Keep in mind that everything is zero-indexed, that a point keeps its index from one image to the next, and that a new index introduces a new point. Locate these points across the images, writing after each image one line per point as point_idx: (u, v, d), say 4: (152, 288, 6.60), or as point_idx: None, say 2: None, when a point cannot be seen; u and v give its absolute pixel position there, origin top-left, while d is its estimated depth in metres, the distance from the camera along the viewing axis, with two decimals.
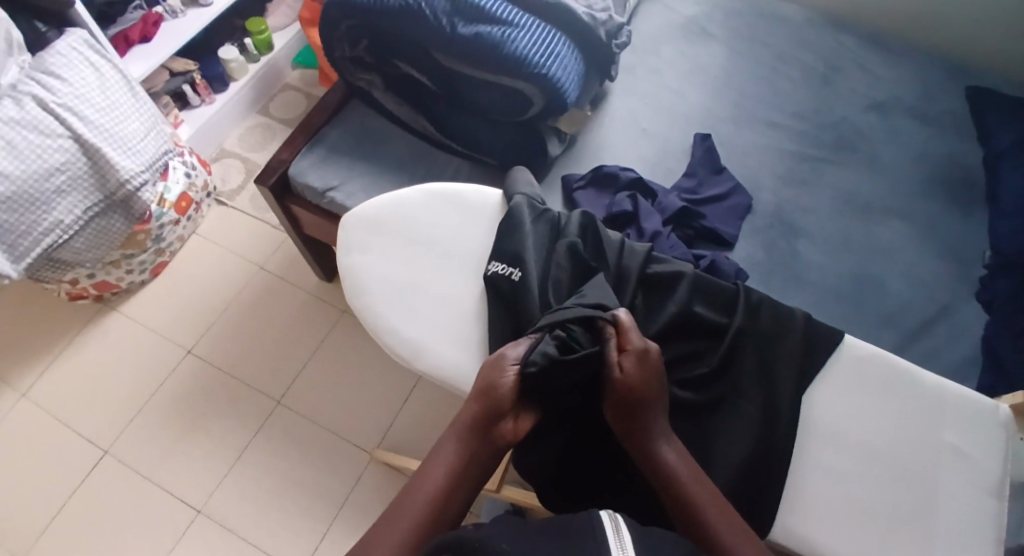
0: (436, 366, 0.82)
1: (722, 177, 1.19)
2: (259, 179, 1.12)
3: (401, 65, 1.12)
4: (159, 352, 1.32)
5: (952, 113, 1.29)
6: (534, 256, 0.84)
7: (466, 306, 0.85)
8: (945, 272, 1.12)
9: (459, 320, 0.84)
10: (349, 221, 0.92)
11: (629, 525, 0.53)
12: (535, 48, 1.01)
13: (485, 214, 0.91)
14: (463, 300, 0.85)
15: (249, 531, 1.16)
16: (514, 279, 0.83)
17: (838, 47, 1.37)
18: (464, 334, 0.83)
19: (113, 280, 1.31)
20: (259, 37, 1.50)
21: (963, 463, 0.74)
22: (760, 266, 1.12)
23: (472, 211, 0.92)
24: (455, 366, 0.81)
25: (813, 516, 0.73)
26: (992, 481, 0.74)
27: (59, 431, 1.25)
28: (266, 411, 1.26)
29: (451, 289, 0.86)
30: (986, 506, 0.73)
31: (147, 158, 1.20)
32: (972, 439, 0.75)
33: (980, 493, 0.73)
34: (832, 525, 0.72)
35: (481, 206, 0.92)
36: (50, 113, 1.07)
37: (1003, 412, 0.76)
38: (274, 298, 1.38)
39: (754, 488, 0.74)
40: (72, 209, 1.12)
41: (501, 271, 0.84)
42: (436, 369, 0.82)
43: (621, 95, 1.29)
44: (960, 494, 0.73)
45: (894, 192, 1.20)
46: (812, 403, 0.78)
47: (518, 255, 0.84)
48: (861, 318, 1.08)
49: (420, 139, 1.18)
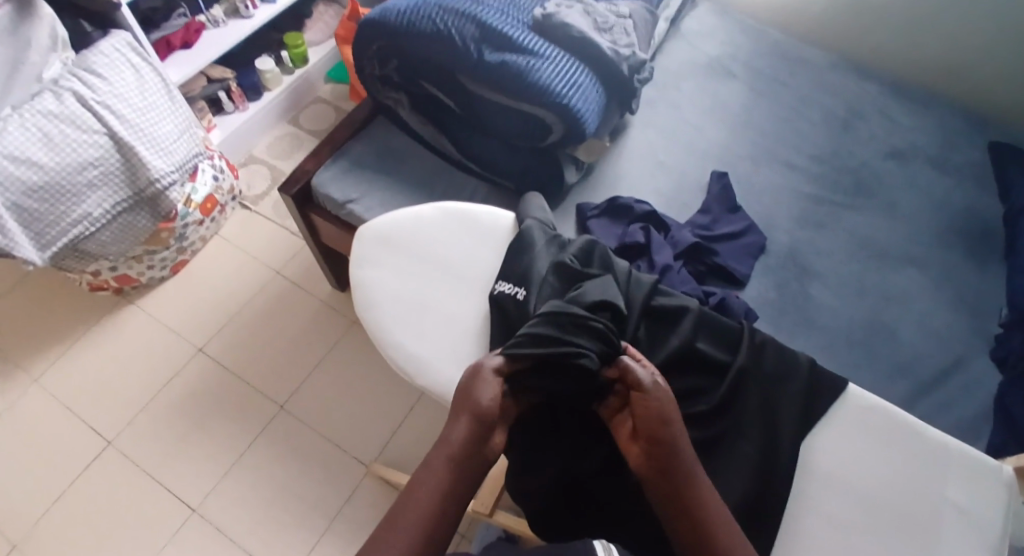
0: (436, 382, 0.83)
1: (738, 215, 1.19)
2: (282, 189, 1.15)
3: (426, 86, 1.15)
4: (171, 348, 1.34)
5: (974, 167, 1.28)
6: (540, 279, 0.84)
7: (470, 325, 0.86)
8: (960, 326, 1.11)
9: (462, 339, 0.85)
10: (362, 234, 0.94)
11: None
12: (559, 78, 1.03)
13: (496, 236, 0.93)
14: (468, 319, 0.86)
15: (241, 533, 1.17)
16: (519, 299, 0.84)
17: (862, 94, 1.38)
18: (466, 352, 0.84)
19: (134, 274, 1.34)
20: (295, 51, 1.56)
21: (963, 520, 0.73)
22: (771, 306, 1.11)
23: (484, 233, 0.93)
24: (455, 384, 0.82)
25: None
26: (992, 540, 0.72)
27: (67, 418, 1.27)
28: (269, 414, 1.28)
29: (457, 307, 0.87)
30: None
31: (178, 160, 1.23)
32: (974, 497, 0.74)
33: (979, 551, 0.71)
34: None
35: (492, 228, 0.94)
36: (88, 110, 1.11)
37: (1005, 471, 0.75)
38: (286, 303, 1.40)
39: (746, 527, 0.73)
40: (101, 204, 1.16)
41: (507, 291, 0.85)
42: (436, 385, 0.83)
43: (641, 129, 1.30)
44: (959, 552, 0.71)
45: (911, 242, 1.19)
46: (810, 448, 0.76)
47: (524, 276, 0.85)
48: (869, 366, 1.07)
49: (441, 158, 1.21)
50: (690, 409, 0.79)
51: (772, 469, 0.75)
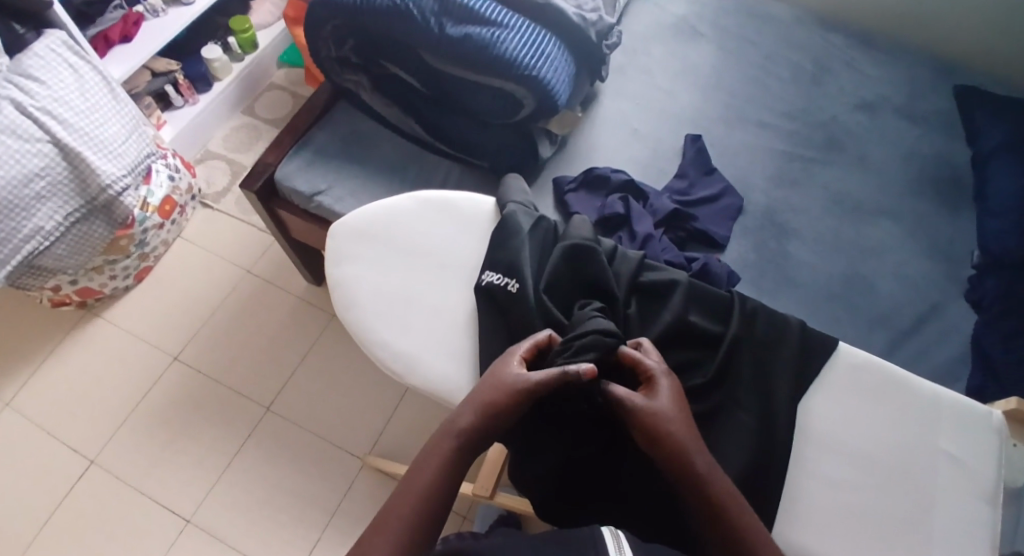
0: (429, 379, 0.81)
1: (714, 178, 1.19)
2: (245, 183, 1.10)
3: (388, 66, 1.10)
4: (146, 358, 1.30)
5: (940, 113, 1.29)
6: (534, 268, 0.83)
7: (459, 317, 0.84)
8: (936, 271, 1.13)
9: (451, 333, 0.83)
10: (337, 231, 0.90)
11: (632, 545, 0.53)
12: (526, 49, 1.00)
13: (478, 223, 0.90)
14: (456, 311, 0.84)
15: (239, 540, 1.15)
16: (510, 289, 0.81)
17: (826, 46, 1.37)
18: (457, 346, 0.82)
19: (97, 285, 1.28)
20: (243, 36, 1.48)
21: (957, 469, 0.74)
22: (752, 268, 1.12)
23: (465, 220, 0.90)
24: (449, 380, 0.80)
25: (810, 523, 0.72)
26: (986, 486, 0.74)
27: (43, 440, 1.22)
28: (255, 418, 1.25)
29: (445, 300, 0.85)
30: (980, 512, 0.73)
31: (129, 163, 1.17)
32: (966, 445, 0.75)
33: (974, 499, 0.73)
34: (827, 527, 0.72)
35: (473, 215, 0.91)
36: (28, 117, 1.04)
37: (996, 418, 0.76)
38: (262, 302, 1.36)
39: (753, 498, 0.73)
40: (52, 215, 1.09)
41: (496, 280, 0.82)
42: (429, 382, 0.81)
43: (611, 96, 1.28)
44: (955, 501, 0.73)
45: (883, 192, 1.20)
46: (809, 411, 0.77)
47: (510, 264, 0.83)
48: (852, 319, 1.08)
49: (409, 141, 1.16)
50: (689, 383, 0.78)
51: (769, 433, 0.75)
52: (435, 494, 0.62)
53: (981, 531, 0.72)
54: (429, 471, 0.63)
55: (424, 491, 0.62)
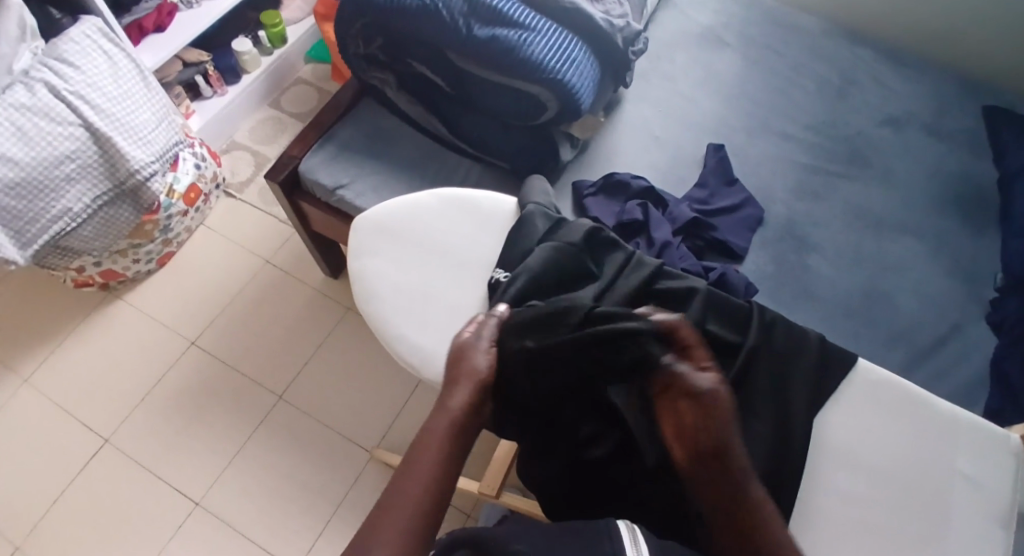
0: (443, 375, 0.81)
1: (734, 188, 1.19)
2: (269, 174, 1.12)
3: (414, 64, 1.11)
4: (163, 343, 1.31)
5: (968, 132, 1.28)
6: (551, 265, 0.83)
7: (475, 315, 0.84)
8: (956, 292, 1.12)
9: None
10: (358, 224, 0.91)
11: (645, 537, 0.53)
12: (551, 52, 1.01)
13: (497, 222, 0.91)
14: (473, 309, 0.85)
15: (246, 526, 1.16)
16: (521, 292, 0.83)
17: (854, 60, 1.36)
18: None
19: (120, 269, 1.30)
20: (273, 30, 1.50)
21: (974, 490, 0.73)
22: (770, 280, 1.11)
23: (485, 219, 0.91)
24: None
25: (819, 537, 0.71)
26: (1002, 510, 0.72)
27: (60, 418, 1.25)
28: (267, 406, 1.26)
29: (461, 297, 0.85)
30: (996, 536, 0.71)
31: (157, 149, 1.19)
32: (983, 467, 0.74)
33: (990, 522, 0.72)
34: (838, 542, 0.71)
35: (493, 214, 0.91)
36: (62, 100, 1.07)
37: (1013, 441, 0.75)
38: (279, 292, 1.37)
39: None
40: (81, 198, 1.11)
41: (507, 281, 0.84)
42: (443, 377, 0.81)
43: (634, 102, 1.28)
44: (971, 523, 0.72)
45: (906, 210, 1.20)
46: (822, 425, 0.76)
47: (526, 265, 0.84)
48: (869, 335, 1.08)
49: (431, 139, 1.17)
50: None
51: (783, 444, 0.74)
52: (442, 470, 0.64)
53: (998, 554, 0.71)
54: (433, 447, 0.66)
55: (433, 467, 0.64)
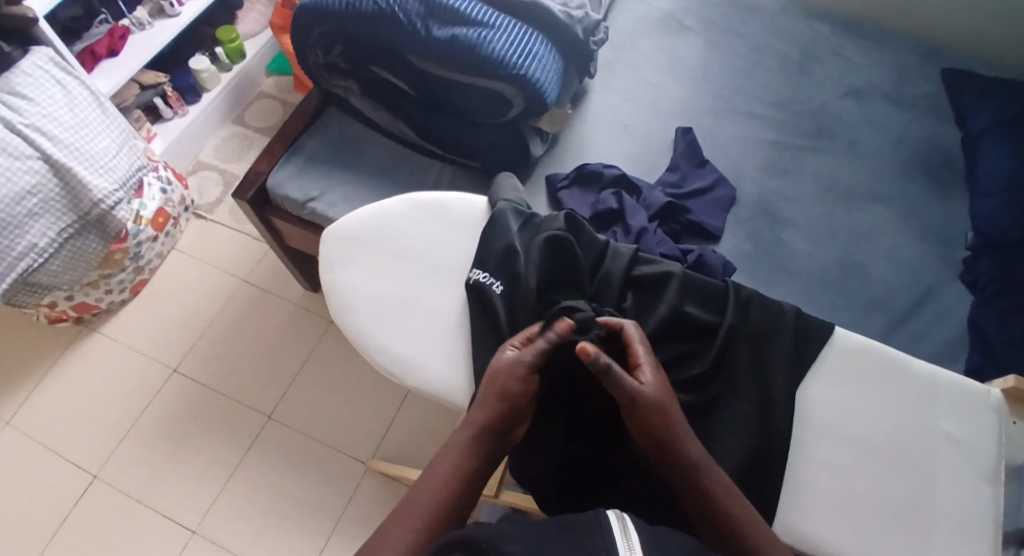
0: (427, 382, 0.80)
1: (705, 170, 1.20)
2: (237, 194, 1.10)
3: (376, 70, 1.10)
4: (145, 373, 1.29)
5: (928, 97, 1.30)
6: (524, 261, 0.82)
7: (455, 319, 0.83)
8: (929, 254, 1.15)
9: (447, 334, 0.82)
10: (330, 237, 0.90)
11: (638, 529, 0.53)
12: (512, 49, 1.00)
13: (469, 223, 0.90)
14: (452, 313, 0.84)
15: (247, 550, 1.15)
16: (497, 290, 0.81)
17: (813, 33, 1.37)
18: (454, 347, 0.82)
19: (92, 301, 1.27)
20: (230, 45, 1.47)
21: (956, 448, 0.74)
22: (747, 258, 1.13)
23: (457, 221, 0.90)
24: (447, 381, 0.80)
25: (815, 510, 0.72)
26: (987, 465, 0.74)
27: (46, 459, 1.22)
28: (257, 427, 1.25)
29: (439, 302, 0.84)
30: (983, 491, 0.73)
31: (120, 176, 1.17)
32: (965, 424, 0.75)
33: (976, 478, 0.74)
34: (828, 510, 0.72)
35: (465, 216, 0.90)
36: (18, 134, 1.04)
37: (994, 396, 0.76)
38: (259, 311, 1.35)
39: (754, 485, 0.73)
40: (46, 232, 1.09)
41: (484, 280, 0.82)
42: (428, 384, 0.80)
43: (600, 92, 1.28)
44: (955, 480, 0.73)
45: (876, 178, 1.22)
46: (807, 398, 0.77)
47: (500, 263, 0.83)
48: (849, 304, 1.10)
49: (400, 144, 1.16)
50: (685, 374, 0.77)
51: (770, 420, 0.75)
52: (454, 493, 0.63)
53: (981, 509, 0.72)
54: (446, 470, 0.65)
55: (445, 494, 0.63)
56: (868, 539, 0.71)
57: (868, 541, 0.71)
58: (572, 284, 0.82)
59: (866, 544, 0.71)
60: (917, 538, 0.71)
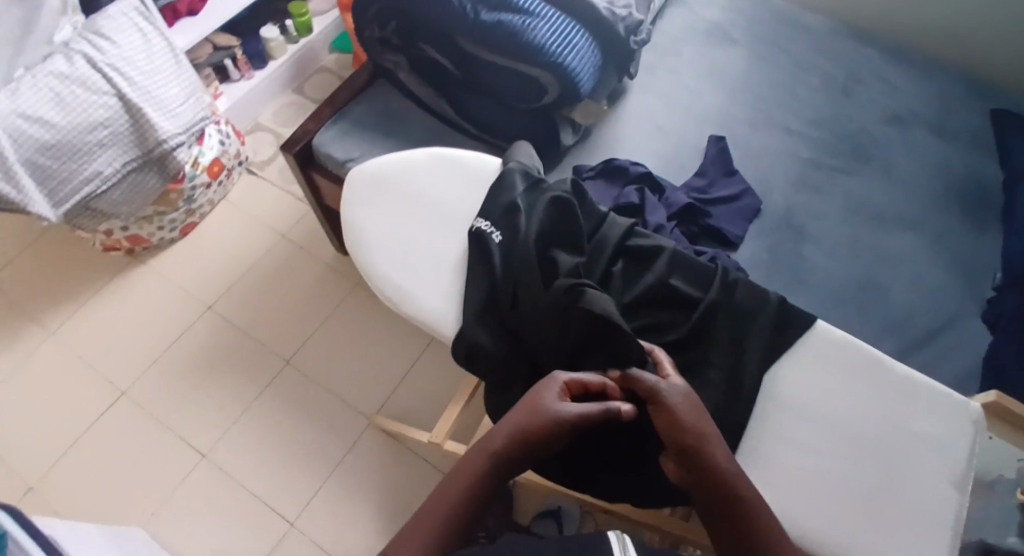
0: (421, 314, 0.86)
1: (734, 179, 1.21)
2: (285, 147, 1.17)
3: (425, 48, 1.16)
4: (182, 306, 1.39)
5: (975, 132, 1.28)
6: (525, 218, 0.86)
7: (457, 261, 0.88)
8: (952, 286, 1.13)
9: (447, 274, 0.88)
10: (357, 177, 0.96)
11: None
12: (553, 37, 1.05)
13: (484, 177, 0.94)
14: (455, 256, 0.89)
15: (250, 482, 1.22)
16: (496, 239, 0.86)
17: (863, 58, 1.37)
18: (451, 287, 0.87)
19: (145, 235, 1.38)
20: (299, 19, 1.57)
21: (927, 450, 0.74)
22: (762, 267, 1.14)
23: (473, 174, 0.94)
24: (440, 316, 0.85)
25: (770, 484, 0.73)
26: (957, 470, 0.73)
27: (83, 371, 1.32)
28: (275, 370, 1.32)
29: (444, 245, 0.90)
30: (948, 495, 0.73)
31: (184, 122, 1.26)
32: (938, 430, 0.75)
33: (943, 481, 0.73)
34: (783, 485, 0.73)
35: (481, 170, 0.95)
36: (98, 71, 1.15)
37: (974, 409, 0.76)
38: (292, 265, 1.43)
39: None
40: (112, 162, 1.20)
41: (485, 227, 0.87)
42: (422, 316, 0.86)
43: (638, 93, 1.31)
44: (921, 481, 0.73)
45: (908, 206, 1.21)
46: (778, 379, 0.78)
47: (502, 217, 0.88)
48: (860, 324, 1.10)
49: (439, 121, 1.23)
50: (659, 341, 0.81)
51: (739, 395, 0.76)
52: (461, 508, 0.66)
53: (943, 512, 0.72)
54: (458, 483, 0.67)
55: (456, 504, 0.66)
56: (820, 519, 0.72)
57: (818, 520, 0.72)
58: (571, 243, 0.86)
59: (816, 523, 0.71)
60: (870, 526, 0.71)
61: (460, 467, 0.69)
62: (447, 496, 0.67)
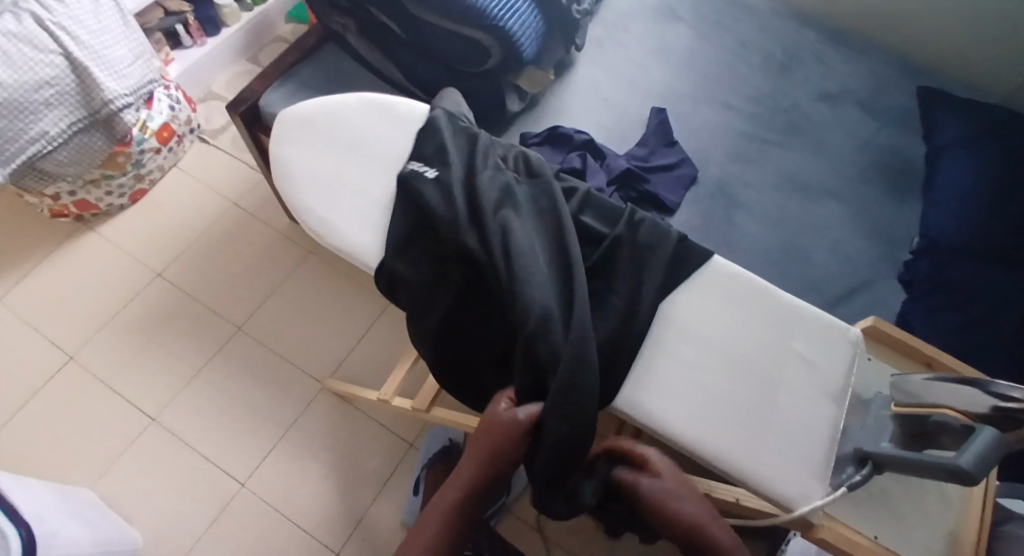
0: (345, 245, 0.89)
1: (673, 149, 1.27)
2: (230, 106, 1.18)
3: (374, 12, 1.17)
4: (131, 271, 1.39)
5: (900, 110, 1.36)
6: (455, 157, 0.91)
7: (379, 197, 0.91)
8: (872, 251, 1.21)
9: (370, 208, 0.90)
10: (287, 116, 0.99)
11: None
12: (498, 2, 1.08)
13: (409, 119, 0.96)
14: (377, 192, 0.91)
15: (198, 443, 1.24)
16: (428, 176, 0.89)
17: (800, 38, 1.43)
18: (373, 220, 0.90)
19: (93, 200, 1.37)
20: None
21: (808, 369, 0.80)
22: (696, 232, 1.21)
23: (399, 116, 0.97)
24: (362, 248, 0.89)
25: (660, 397, 0.79)
26: (834, 387, 0.79)
27: (28, 335, 1.32)
28: (226, 335, 1.34)
29: (368, 181, 0.92)
30: (824, 410, 0.79)
31: (132, 84, 1.27)
32: (819, 352, 0.81)
33: (820, 397, 0.79)
34: (674, 400, 0.79)
35: (408, 113, 0.97)
36: (44, 29, 1.15)
37: (854, 333, 0.82)
38: (244, 232, 1.45)
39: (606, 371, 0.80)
40: (58, 122, 1.19)
41: (417, 168, 0.91)
42: (345, 247, 0.89)
43: (585, 66, 1.35)
44: (801, 396, 0.79)
45: (835, 177, 1.28)
46: (675, 306, 0.83)
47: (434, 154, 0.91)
48: (785, 286, 1.16)
49: (388, 85, 1.25)
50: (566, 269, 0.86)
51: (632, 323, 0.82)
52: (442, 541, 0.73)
53: (822, 425, 0.78)
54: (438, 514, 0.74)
55: (435, 533, 0.73)
56: (705, 429, 0.78)
57: (702, 430, 0.78)
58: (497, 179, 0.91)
59: (698, 433, 0.77)
60: (751, 436, 0.77)
61: (438, 501, 0.75)
62: (428, 526, 0.73)
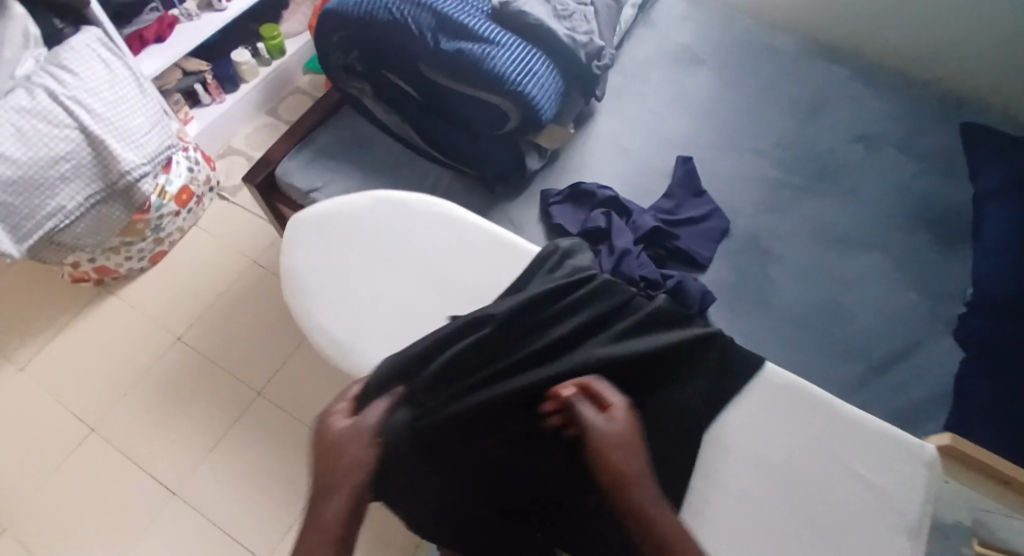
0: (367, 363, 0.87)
1: (701, 200, 1.21)
2: (247, 176, 1.18)
3: (389, 76, 1.18)
4: (151, 336, 1.37)
5: (943, 149, 1.28)
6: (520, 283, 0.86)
7: (400, 309, 0.89)
8: (921, 306, 1.13)
9: (391, 323, 0.89)
10: (299, 222, 0.96)
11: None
12: (514, 66, 1.07)
13: (431, 222, 0.94)
14: (398, 303, 0.89)
15: (218, 516, 1.21)
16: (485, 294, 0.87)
17: (832, 77, 1.37)
18: (393, 335, 0.88)
19: (113, 265, 1.36)
20: (271, 42, 1.56)
21: (871, 494, 0.72)
22: (730, 290, 1.14)
23: (420, 218, 0.95)
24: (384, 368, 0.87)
25: (723, 532, 0.72)
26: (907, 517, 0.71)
27: (52, 405, 1.31)
28: (246, 401, 1.31)
29: (388, 292, 0.90)
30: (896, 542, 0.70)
31: (150, 152, 1.26)
32: (886, 477, 0.73)
33: (892, 530, 0.71)
34: (720, 525, 0.72)
35: (428, 214, 0.95)
36: (59, 104, 1.14)
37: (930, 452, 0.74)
38: (263, 291, 1.42)
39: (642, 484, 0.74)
40: (75, 196, 1.19)
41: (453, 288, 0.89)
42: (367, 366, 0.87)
43: (607, 116, 1.31)
44: (868, 527, 0.71)
45: (876, 226, 1.20)
46: (728, 426, 0.76)
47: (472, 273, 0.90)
48: (828, 348, 1.09)
49: (405, 147, 1.22)
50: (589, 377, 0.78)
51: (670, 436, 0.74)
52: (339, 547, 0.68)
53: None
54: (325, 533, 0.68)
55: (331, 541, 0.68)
56: None
57: None
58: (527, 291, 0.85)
59: None
60: None
61: (315, 521, 0.69)
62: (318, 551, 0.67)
